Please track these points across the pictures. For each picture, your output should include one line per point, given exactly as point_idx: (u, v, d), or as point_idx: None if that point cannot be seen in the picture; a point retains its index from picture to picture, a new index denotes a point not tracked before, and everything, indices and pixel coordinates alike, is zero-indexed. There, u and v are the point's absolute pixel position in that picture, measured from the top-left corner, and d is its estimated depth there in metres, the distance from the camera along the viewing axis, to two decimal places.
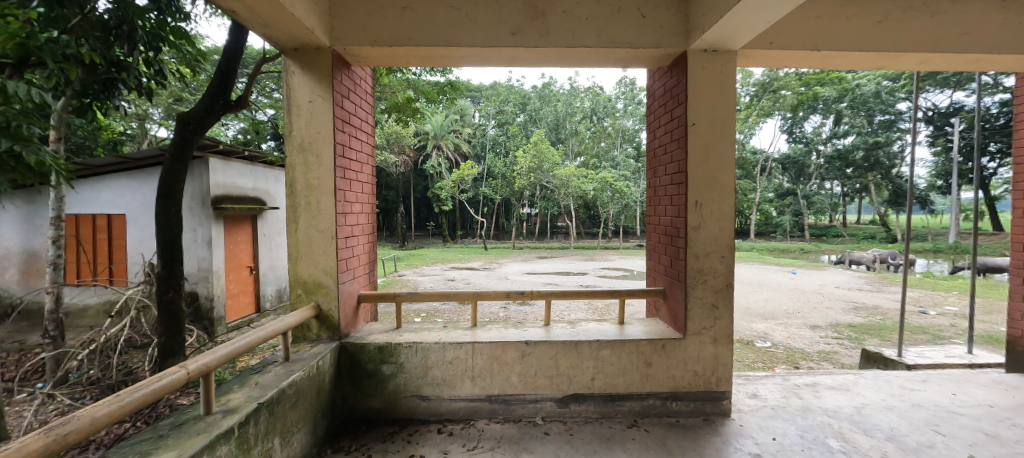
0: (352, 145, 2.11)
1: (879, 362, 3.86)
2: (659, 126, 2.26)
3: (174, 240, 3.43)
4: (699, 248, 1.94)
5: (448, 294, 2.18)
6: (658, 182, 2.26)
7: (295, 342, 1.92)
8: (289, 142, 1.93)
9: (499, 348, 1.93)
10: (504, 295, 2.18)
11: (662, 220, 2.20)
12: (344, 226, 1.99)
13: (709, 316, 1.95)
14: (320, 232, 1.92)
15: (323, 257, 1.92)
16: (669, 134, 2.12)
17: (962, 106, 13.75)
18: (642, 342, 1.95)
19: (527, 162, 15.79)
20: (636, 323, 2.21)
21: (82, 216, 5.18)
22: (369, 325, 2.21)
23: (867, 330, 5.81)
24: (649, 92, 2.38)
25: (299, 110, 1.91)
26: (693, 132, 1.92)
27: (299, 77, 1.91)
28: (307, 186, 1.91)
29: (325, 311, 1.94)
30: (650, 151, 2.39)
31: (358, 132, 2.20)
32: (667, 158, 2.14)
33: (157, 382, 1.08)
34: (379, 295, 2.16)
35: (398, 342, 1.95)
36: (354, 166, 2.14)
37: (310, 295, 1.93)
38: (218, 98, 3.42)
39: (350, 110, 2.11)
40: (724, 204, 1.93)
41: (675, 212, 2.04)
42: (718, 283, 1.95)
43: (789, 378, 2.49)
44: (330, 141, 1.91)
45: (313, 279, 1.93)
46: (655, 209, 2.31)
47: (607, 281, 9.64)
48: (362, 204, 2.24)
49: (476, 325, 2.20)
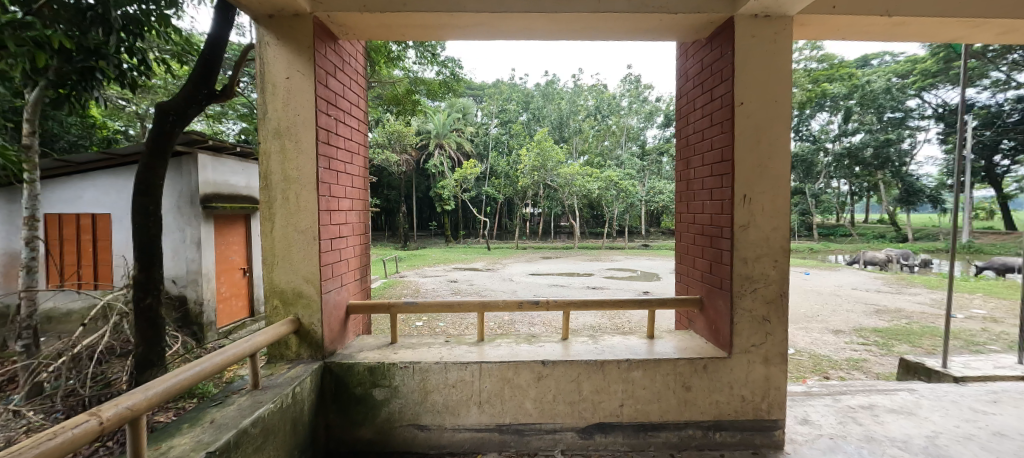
0: (340, 132, 1.82)
1: (920, 374, 3.53)
2: (693, 110, 1.96)
3: (152, 240, 3.14)
4: (747, 251, 1.63)
5: (451, 304, 1.89)
6: (693, 174, 1.96)
7: (271, 362, 1.63)
8: (263, 126, 1.63)
9: (511, 369, 1.64)
10: (515, 305, 1.88)
11: (698, 218, 1.91)
12: (329, 226, 1.71)
13: (759, 331, 1.65)
14: (300, 233, 1.62)
15: (304, 264, 1.63)
16: (708, 119, 1.82)
17: None
18: (679, 362, 1.65)
19: (531, 160, 15.51)
20: (668, 337, 1.91)
21: (67, 215, 4.93)
22: (359, 340, 1.92)
23: (895, 335, 5.47)
24: (682, 70, 2.08)
25: (275, 89, 1.61)
26: (741, 113, 1.62)
27: (275, 49, 1.61)
28: (284, 180, 1.62)
29: (305, 325, 1.65)
30: (682, 140, 2.10)
31: (348, 118, 1.91)
32: (706, 145, 1.84)
33: (54, 439, 0.79)
34: (371, 306, 1.87)
35: (391, 362, 1.66)
36: (342, 158, 1.85)
37: (288, 308, 1.64)
38: (200, 87, 3.12)
39: (338, 91, 1.81)
40: (779, 199, 1.63)
41: (718, 207, 1.74)
42: (770, 292, 1.64)
43: (840, 398, 2.18)
44: (312, 126, 1.62)
45: (292, 289, 1.63)
46: (688, 206, 2.02)
47: (614, 283, 9.34)
48: (351, 200, 1.95)
49: (483, 339, 1.91)
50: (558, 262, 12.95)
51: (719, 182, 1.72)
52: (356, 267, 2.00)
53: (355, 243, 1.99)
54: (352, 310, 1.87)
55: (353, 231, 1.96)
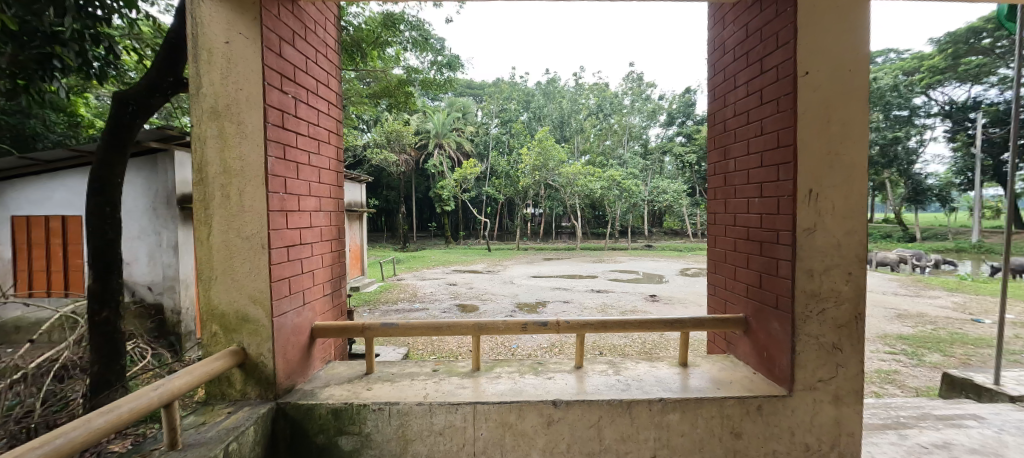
0: (300, 115, 1.48)
1: (968, 391, 3.16)
2: (734, 87, 1.61)
3: (109, 242, 2.79)
4: (814, 261, 1.28)
5: (440, 326, 1.54)
6: (733, 166, 1.62)
7: (206, 405, 1.29)
8: (198, 104, 1.28)
9: (513, 412, 1.29)
10: (518, 327, 1.53)
11: (740, 218, 1.57)
12: (284, 231, 1.36)
13: (828, 363, 1.30)
14: (245, 239, 1.28)
15: (249, 280, 1.28)
16: (755, 96, 1.48)
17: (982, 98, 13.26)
18: (726, 402, 1.30)
19: (532, 159, 15.10)
20: (705, 365, 1.56)
21: (35, 217, 4.60)
22: (327, 369, 1.57)
23: (923, 343, 5.10)
24: (720, 41, 1.73)
25: (211, 56, 1.27)
26: (806, 85, 1.26)
27: (210, 4, 1.25)
28: (223, 172, 1.28)
29: (252, 357, 1.29)
30: (716, 125, 1.76)
31: (311, 97, 1.56)
32: (752, 129, 1.50)
33: None
34: (342, 328, 1.53)
35: (361, 403, 1.31)
36: (305, 144, 1.51)
37: (231, 335, 1.29)
38: (165, 74, 2.78)
39: (299, 64, 1.47)
40: (853, 195, 1.28)
41: (770, 206, 1.39)
42: (842, 315, 1.30)
43: (907, 435, 1.83)
44: (257, 103, 1.27)
45: (234, 311, 1.29)
46: (726, 204, 1.68)
47: (619, 285, 8.98)
48: (317, 198, 1.60)
49: (479, 369, 1.56)
50: (561, 264, 12.59)
51: (773, 173, 1.37)
52: (327, 280, 1.66)
53: (325, 250, 1.65)
54: (318, 333, 1.52)
55: (321, 237, 1.62)
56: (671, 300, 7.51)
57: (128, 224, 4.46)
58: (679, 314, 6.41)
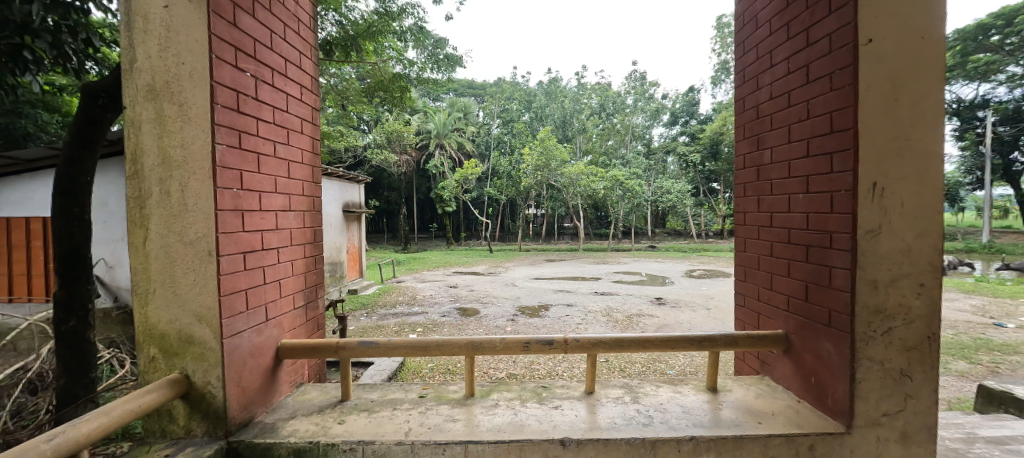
0: (262, 97, 1.25)
1: (1007, 405, 2.91)
2: (770, 66, 1.39)
3: None
4: (878, 270, 1.05)
5: (427, 345, 1.31)
6: (768, 158, 1.40)
7: (143, 445, 1.07)
8: (129, 81, 1.05)
9: (512, 454, 1.06)
10: (519, 346, 1.30)
11: (778, 218, 1.35)
12: (240, 234, 1.14)
13: (894, 393, 1.08)
14: (188, 245, 1.06)
15: (195, 294, 1.06)
16: (798, 74, 1.26)
17: (991, 97, 12.56)
18: (770, 440, 1.08)
19: (534, 159, 14.81)
20: (738, 390, 1.33)
21: (15, 219, 4.43)
22: (296, 396, 1.35)
23: (947, 350, 4.83)
24: (751, 15, 1.50)
25: (147, 24, 1.05)
26: (867, 57, 1.04)
27: None
28: (162, 163, 1.06)
29: (198, 386, 1.08)
30: (746, 112, 1.54)
31: (278, 77, 1.33)
32: (793, 113, 1.27)
33: None
34: (313, 348, 1.31)
35: (329, 441, 1.09)
36: (271, 133, 1.30)
37: (173, 359, 1.08)
38: None
39: (263, 38, 1.25)
40: (927, 190, 1.05)
41: (820, 204, 1.16)
42: (911, 336, 1.07)
43: None
44: (203, 80, 1.05)
45: (176, 331, 1.07)
46: (760, 203, 1.45)
47: (624, 288, 8.72)
48: (286, 194, 1.37)
49: (474, 395, 1.33)
50: (563, 266, 12.34)
51: (824, 165, 1.15)
52: (300, 291, 1.45)
53: (297, 256, 1.43)
54: (284, 354, 1.30)
55: (292, 241, 1.40)
56: (678, 303, 7.24)
57: (96, 229, 4.23)
58: (687, 318, 6.16)
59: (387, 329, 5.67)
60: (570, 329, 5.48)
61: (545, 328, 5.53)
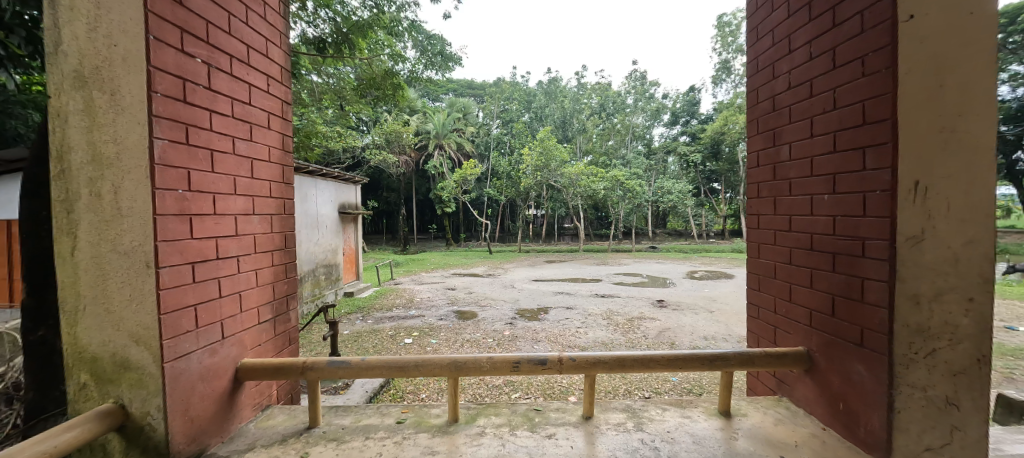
0: (218, 86, 1.11)
1: None
2: (788, 51, 1.25)
3: None
4: (921, 283, 0.91)
5: (404, 366, 1.16)
6: (786, 154, 1.26)
7: None
8: (56, 66, 0.91)
9: None
10: (508, 367, 1.16)
11: (799, 222, 1.21)
12: (187, 241, 1.00)
13: (939, 425, 0.93)
14: (123, 256, 0.92)
15: (131, 312, 0.92)
16: (822, 60, 1.12)
17: None
18: None
19: (533, 159, 14.64)
20: (754, 414, 1.19)
21: None
22: (261, 422, 1.21)
23: None
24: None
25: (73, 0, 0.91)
26: (908, 37, 0.90)
27: None
28: (94, 162, 0.92)
29: (135, 417, 0.94)
30: (760, 104, 1.40)
31: (238, 65, 1.19)
32: (817, 104, 1.13)
33: None
34: (276, 369, 1.16)
35: None
36: (231, 128, 1.16)
37: (108, 385, 0.94)
38: None
39: (220, 20, 1.12)
40: (978, 191, 0.89)
41: (850, 205, 1.03)
42: (959, 359, 0.92)
43: None
44: (139, 65, 0.90)
45: (111, 354, 0.93)
46: (777, 205, 1.31)
47: (625, 290, 8.56)
48: (248, 196, 1.22)
49: (458, 421, 1.19)
50: (563, 267, 12.18)
51: (854, 162, 1.01)
52: (267, 303, 1.31)
53: (263, 264, 1.29)
54: (243, 376, 1.16)
55: (256, 248, 1.26)
56: (680, 305, 7.07)
57: None
58: (690, 321, 6.00)
59: (381, 334, 5.51)
60: (569, 333, 5.32)
61: (544, 332, 5.35)
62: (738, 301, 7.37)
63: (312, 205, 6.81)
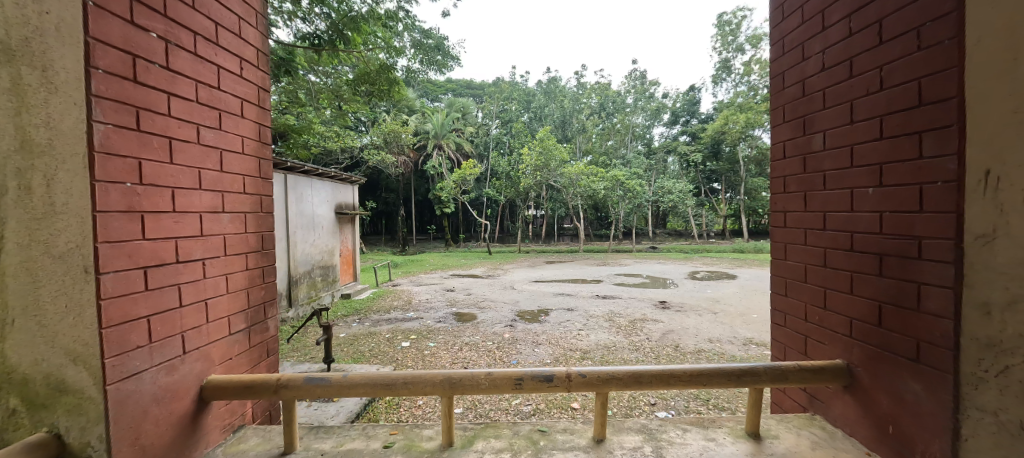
0: (177, 64, 0.97)
1: None
2: (822, 28, 1.11)
3: None
4: None
5: (391, 385, 1.02)
6: (819, 144, 1.13)
7: None
8: None
9: None
10: (510, 384, 1.02)
11: (834, 218, 1.08)
12: (138, 243, 0.86)
13: None
14: (56, 260, 0.77)
15: (68, 326, 0.78)
16: (865, 35, 0.98)
17: None
18: None
19: (533, 159, 14.50)
20: (786, 436, 1.05)
21: None
22: (231, 447, 1.07)
23: None
24: None
25: None
26: None
27: None
28: (21, 149, 0.76)
29: (71, 447, 0.80)
30: (786, 90, 1.26)
31: (203, 43, 1.05)
32: (859, 85, 1.00)
33: None
34: (246, 387, 1.03)
35: None
36: (193, 115, 1.02)
37: (41, 413, 0.80)
38: None
39: None
40: None
41: (902, 199, 0.89)
42: None
43: None
44: (75, 36, 0.77)
45: (45, 376, 0.79)
46: (807, 200, 1.18)
47: (627, 291, 8.44)
48: (216, 191, 1.09)
49: (453, 447, 1.05)
50: (564, 268, 12.05)
51: (907, 150, 0.88)
52: (241, 311, 1.17)
53: (235, 268, 1.15)
54: (209, 395, 1.02)
55: (226, 250, 1.12)
56: (682, 307, 6.93)
57: None
58: (694, 323, 5.85)
59: (378, 336, 5.37)
60: (571, 335, 5.18)
61: (545, 335, 5.22)
62: (741, 302, 7.22)
63: (307, 206, 6.65)
